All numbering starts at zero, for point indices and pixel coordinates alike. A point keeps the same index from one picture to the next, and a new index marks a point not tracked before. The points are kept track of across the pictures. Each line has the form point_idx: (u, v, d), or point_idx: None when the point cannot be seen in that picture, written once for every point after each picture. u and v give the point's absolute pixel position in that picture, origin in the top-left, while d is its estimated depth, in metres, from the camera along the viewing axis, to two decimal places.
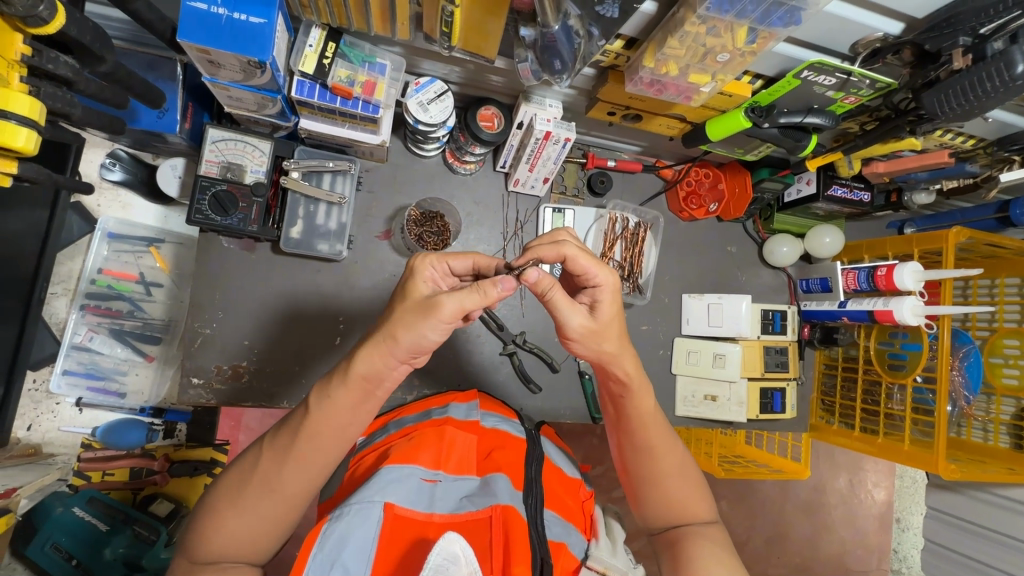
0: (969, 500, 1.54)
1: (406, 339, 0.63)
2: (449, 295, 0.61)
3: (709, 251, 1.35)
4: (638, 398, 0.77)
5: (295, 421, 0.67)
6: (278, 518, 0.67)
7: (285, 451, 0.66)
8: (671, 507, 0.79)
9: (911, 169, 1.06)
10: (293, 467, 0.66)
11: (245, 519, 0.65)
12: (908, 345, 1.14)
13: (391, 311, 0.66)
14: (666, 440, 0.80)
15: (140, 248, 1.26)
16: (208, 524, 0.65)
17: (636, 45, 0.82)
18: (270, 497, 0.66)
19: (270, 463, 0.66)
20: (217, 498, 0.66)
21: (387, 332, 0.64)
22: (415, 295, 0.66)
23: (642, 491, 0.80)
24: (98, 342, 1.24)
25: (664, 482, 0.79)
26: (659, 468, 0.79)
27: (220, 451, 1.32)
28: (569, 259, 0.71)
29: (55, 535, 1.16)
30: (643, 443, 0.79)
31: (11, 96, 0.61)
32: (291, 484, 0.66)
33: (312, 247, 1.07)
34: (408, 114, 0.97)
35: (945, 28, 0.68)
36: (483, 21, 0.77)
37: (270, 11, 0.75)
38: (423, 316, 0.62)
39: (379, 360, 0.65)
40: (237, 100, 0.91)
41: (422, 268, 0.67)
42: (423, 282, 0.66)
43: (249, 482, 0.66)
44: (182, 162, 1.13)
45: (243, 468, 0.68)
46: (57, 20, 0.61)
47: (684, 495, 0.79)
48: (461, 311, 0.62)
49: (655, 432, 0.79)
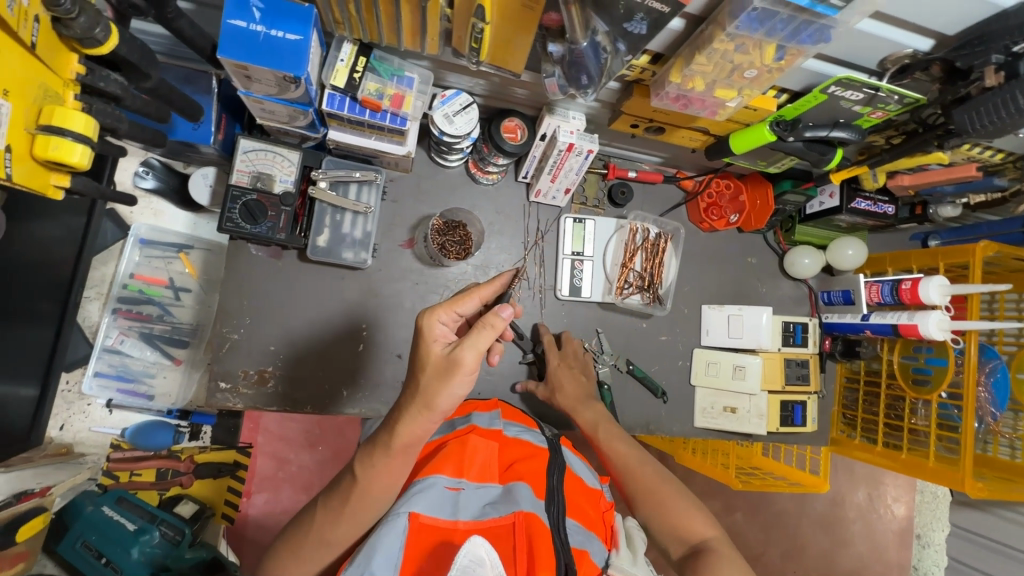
0: (994, 518, 1.51)
1: (442, 404, 0.66)
2: (464, 347, 0.64)
3: (729, 262, 1.35)
4: (606, 435, 1.02)
5: (344, 486, 0.72)
6: (323, 558, 0.72)
7: (343, 506, 0.71)
8: (672, 523, 0.86)
9: (937, 183, 1.05)
10: (350, 519, 0.71)
11: (298, 559, 0.71)
12: (932, 360, 1.12)
13: (413, 382, 0.67)
14: (643, 462, 0.95)
15: (170, 254, 1.30)
16: (275, 556, 0.73)
17: (662, 60, 0.83)
18: (319, 540, 0.71)
19: (330, 517, 0.71)
20: (286, 536, 0.74)
21: (421, 403, 0.66)
22: (429, 356, 0.67)
23: (641, 512, 0.91)
24: (129, 345, 1.27)
25: (656, 498, 0.90)
26: (647, 486, 0.92)
27: (243, 454, 1.36)
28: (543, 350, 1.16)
29: (86, 532, 1.18)
30: (624, 467, 0.95)
31: (69, 114, 0.64)
32: (340, 535, 0.71)
33: (339, 255, 1.09)
34: (433, 126, 0.99)
35: (977, 46, 0.67)
36: (512, 37, 0.78)
37: (306, 27, 0.77)
38: (448, 377, 0.64)
39: (421, 430, 0.67)
40: (270, 113, 0.93)
41: (430, 326, 0.68)
42: (433, 341, 0.67)
43: (308, 523, 0.73)
44: (213, 171, 1.18)
45: (302, 524, 0.74)
46: (111, 40, 0.65)
47: (679, 507, 0.88)
48: (479, 355, 0.64)
49: (632, 456, 0.97)
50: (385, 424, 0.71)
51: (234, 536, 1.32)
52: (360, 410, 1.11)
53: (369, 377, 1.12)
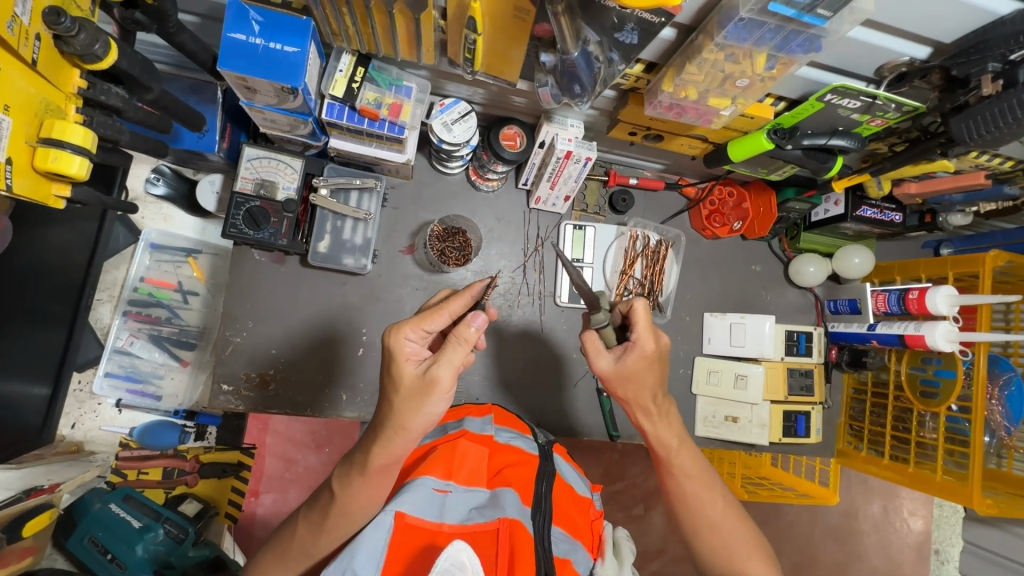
0: (1011, 535, 1.46)
1: (416, 424, 0.66)
2: (440, 365, 0.64)
3: (731, 269, 1.34)
4: (685, 458, 0.85)
5: (325, 502, 0.72)
6: (307, 563, 0.74)
7: (323, 518, 0.71)
8: (727, 558, 0.82)
9: (944, 190, 1.03)
10: (332, 532, 0.72)
11: (282, 565, 0.74)
12: (941, 372, 1.10)
13: (387, 401, 0.67)
14: (715, 493, 0.85)
15: (179, 258, 1.33)
16: (262, 560, 0.76)
17: (655, 68, 0.83)
18: (302, 548, 0.73)
19: (313, 528, 0.72)
20: (274, 543, 0.76)
21: (395, 423, 0.66)
22: (402, 377, 0.66)
23: (696, 540, 0.85)
24: (138, 346, 1.31)
25: (720, 533, 0.83)
26: (713, 520, 0.84)
27: (247, 454, 1.39)
28: (639, 315, 0.78)
29: (93, 529, 1.21)
30: (693, 495, 0.85)
31: (68, 127, 0.67)
32: (321, 545, 0.73)
33: (339, 261, 1.11)
34: (432, 134, 1.00)
35: (973, 54, 0.66)
36: (505, 47, 0.79)
37: (303, 39, 0.79)
38: (425, 396, 0.65)
39: (399, 449, 0.67)
40: (271, 122, 0.95)
41: (400, 345, 0.67)
42: (405, 361, 0.66)
43: (292, 532, 0.74)
44: (220, 178, 1.21)
45: (287, 532, 0.75)
46: (110, 55, 0.67)
47: (744, 547, 0.83)
48: (455, 371, 0.65)
49: (704, 481, 0.85)
50: (362, 443, 0.71)
51: (241, 533, 1.34)
52: (358, 413, 1.13)
53: (367, 381, 1.14)
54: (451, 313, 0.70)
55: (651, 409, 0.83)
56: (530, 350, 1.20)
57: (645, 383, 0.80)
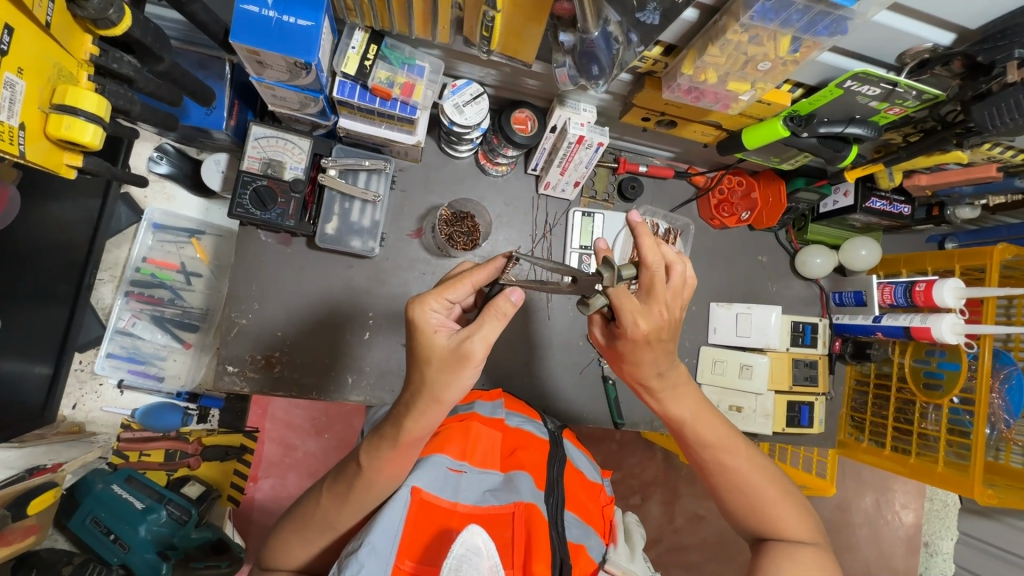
0: (1004, 527, 1.49)
1: (451, 396, 0.65)
2: (475, 339, 0.62)
3: (738, 260, 1.33)
4: (701, 428, 0.83)
5: (351, 475, 0.70)
6: (320, 541, 0.73)
7: (342, 498, 0.70)
8: (760, 518, 0.81)
9: (955, 182, 1.02)
10: (343, 513, 0.71)
11: (297, 543, 0.73)
12: (945, 364, 1.11)
13: (417, 375, 0.65)
14: (742, 455, 0.83)
15: (182, 239, 1.32)
16: (277, 539, 0.75)
17: (674, 51, 0.82)
18: (317, 527, 0.72)
19: (324, 509, 0.72)
20: (287, 524, 0.75)
21: (430, 396, 0.64)
22: (433, 347, 0.63)
23: (727, 502, 0.84)
24: (140, 328, 1.30)
25: (746, 492, 0.82)
26: (741, 482, 0.82)
27: (250, 438, 1.38)
28: (616, 309, 0.74)
29: (95, 509, 1.21)
30: (713, 461, 0.83)
31: (80, 94, 0.66)
32: (331, 524, 0.72)
33: (346, 243, 1.10)
34: (443, 115, 0.99)
35: (1000, 40, 0.66)
36: (523, 26, 0.78)
37: (318, 13, 0.78)
38: (458, 369, 0.63)
39: (412, 424, 0.66)
40: (281, 99, 0.93)
41: (424, 317, 0.65)
42: (434, 331, 0.64)
43: (306, 512, 0.73)
44: (225, 157, 1.19)
45: (308, 503, 0.74)
46: (123, 22, 0.67)
47: (774, 506, 0.81)
48: (489, 345, 0.63)
49: (723, 445, 0.83)
50: (391, 417, 0.69)
51: (240, 518, 1.34)
52: (364, 397, 1.12)
53: (373, 366, 1.13)
54: (475, 286, 0.68)
55: (652, 391, 0.83)
56: (537, 336, 1.19)
57: (635, 367, 0.80)
